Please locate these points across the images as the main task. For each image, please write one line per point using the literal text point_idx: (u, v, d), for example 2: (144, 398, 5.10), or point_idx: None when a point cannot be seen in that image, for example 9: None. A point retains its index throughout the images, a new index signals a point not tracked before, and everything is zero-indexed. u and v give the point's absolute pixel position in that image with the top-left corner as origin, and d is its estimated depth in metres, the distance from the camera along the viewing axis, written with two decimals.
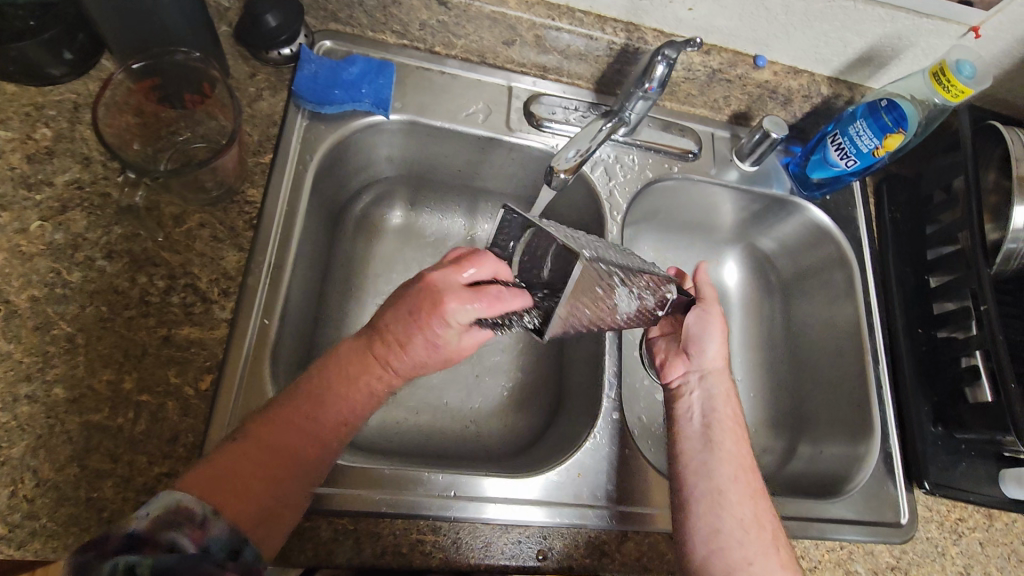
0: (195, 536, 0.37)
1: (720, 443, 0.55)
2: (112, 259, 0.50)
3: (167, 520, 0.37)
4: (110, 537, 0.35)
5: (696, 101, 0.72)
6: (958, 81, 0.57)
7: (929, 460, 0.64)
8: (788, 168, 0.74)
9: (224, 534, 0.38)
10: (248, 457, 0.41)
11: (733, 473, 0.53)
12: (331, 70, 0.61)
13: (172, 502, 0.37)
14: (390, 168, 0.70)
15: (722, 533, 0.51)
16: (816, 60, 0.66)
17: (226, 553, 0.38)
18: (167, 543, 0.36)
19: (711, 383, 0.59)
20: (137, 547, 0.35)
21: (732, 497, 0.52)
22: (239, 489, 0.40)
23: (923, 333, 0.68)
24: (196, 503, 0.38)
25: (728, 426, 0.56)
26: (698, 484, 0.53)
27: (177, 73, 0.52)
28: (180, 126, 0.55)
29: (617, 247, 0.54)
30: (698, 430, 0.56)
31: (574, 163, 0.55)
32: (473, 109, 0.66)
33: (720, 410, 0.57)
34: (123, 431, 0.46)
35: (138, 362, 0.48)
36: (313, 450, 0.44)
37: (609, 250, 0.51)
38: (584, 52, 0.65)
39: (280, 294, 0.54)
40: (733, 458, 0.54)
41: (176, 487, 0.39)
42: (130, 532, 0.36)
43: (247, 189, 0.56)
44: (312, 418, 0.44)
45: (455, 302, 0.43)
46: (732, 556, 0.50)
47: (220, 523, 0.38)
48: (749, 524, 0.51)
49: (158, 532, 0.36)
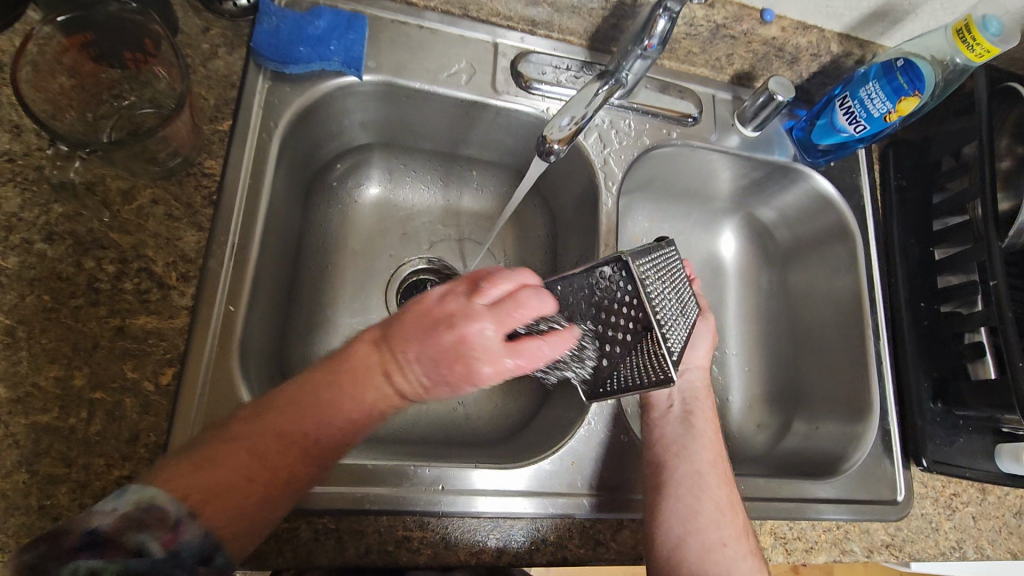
0: (166, 540, 0.34)
1: (701, 430, 0.56)
2: (53, 241, 0.45)
3: (134, 520, 0.34)
4: (77, 528, 0.33)
5: (697, 60, 0.67)
6: (983, 39, 0.52)
7: (927, 437, 0.63)
8: (792, 133, 0.70)
9: (196, 538, 0.35)
10: (225, 461, 0.36)
11: (711, 459, 0.54)
12: (295, 23, 0.54)
13: (141, 501, 0.34)
14: (366, 134, 0.64)
15: (699, 515, 0.51)
16: (827, 16, 0.61)
17: (196, 559, 0.34)
18: (134, 546, 0.33)
19: (693, 377, 0.59)
20: (97, 548, 0.33)
21: (710, 480, 0.53)
22: (208, 499, 0.35)
23: (925, 307, 0.66)
24: (168, 500, 0.34)
25: (708, 415, 0.58)
26: (680, 465, 0.53)
27: (114, 27, 0.45)
28: (124, 88, 0.48)
29: (681, 287, 0.54)
30: (677, 415, 0.57)
31: (569, 132, 0.50)
32: (455, 69, 0.60)
33: (700, 401, 0.58)
34: (76, 432, 0.42)
35: (88, 356, 0.43)
36: (299, 467, 0.38)
37: (678, 310, 0.52)
38: (577, 5, 0.59)
39: (247, 277, 0.49)
40: (711, 446, 0.55)
41: (148, 483, 0.35)
42: (92, 531, 0.33)
43: (205, 160, 0.50)
44: (301, 428, 0.38)
45: (491, 368, 0.38)
46: (707, 538, 0.50)
47: (194, 526, 0.35)
48: (724, 508, 0.51)
49: (124, 532, 0.33)
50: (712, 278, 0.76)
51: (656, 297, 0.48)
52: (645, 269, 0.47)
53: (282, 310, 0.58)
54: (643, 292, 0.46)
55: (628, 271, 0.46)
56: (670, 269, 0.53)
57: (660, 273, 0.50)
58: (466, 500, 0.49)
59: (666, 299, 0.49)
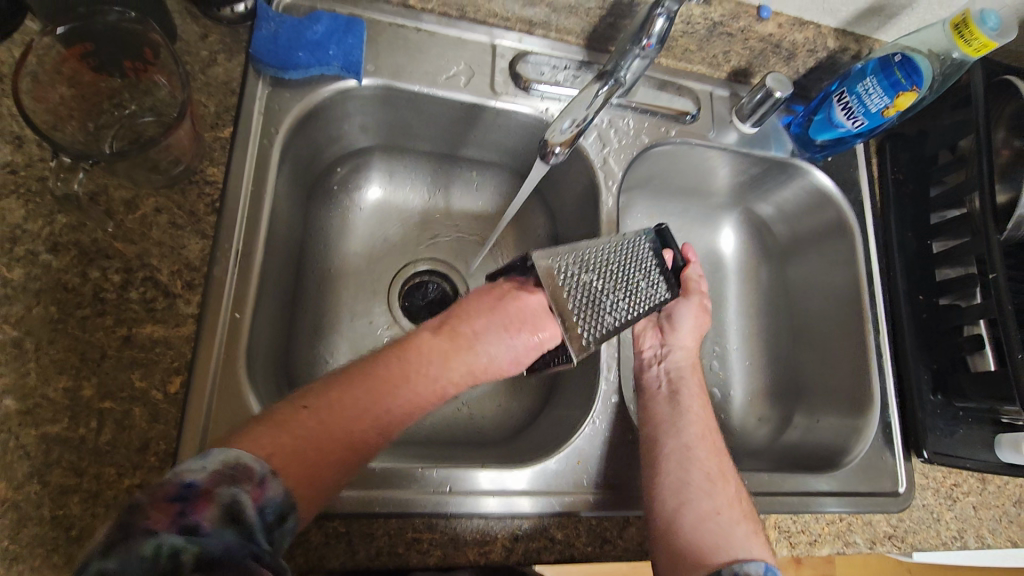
0: (254, 495, 0.35)
1: (688, 406, 0.57)
2: (58, 252, 0.45)
3: (226, 476, 0.34)
4: (164, 487, 0.33)
5: (695, 58, 0.67)
6: (981, 34, 0.53)
7: (927, 429, 0.63)
8: (789, 129, 0.70)
9: (279, 496, 0.36)
10: (311, 420, 0.39)
11: (699, 433, 0.55)
12: (293, 28, 0.53)
13: (228, 461, 0.35)
14: (366, 138, 0.64)
15: (690, 485, 0.51)
16: (824, 11, 0.61)
17: (275, 517, 0.36)
18: (225, 500, 0.34)
19: (679, 357, 0.61)
20: (189, 501, 0.33)
21: (699, 454, 0.53)
22: (292, 457, 0.38)
23: (923, 300, 0.67)
24: (254, 461, 0.36)
25: (695, 391, 0.58)
26: (668, 441, 0.54)
27: (111, 36, 0.45)
28: (124, 97, 0.48)
29: (642, 277, 0.55)
30: (665, 395, 0.58)
31: (569, 135, 0.50)
32: (454, 70, 0.60)
33: (687, 378, 0.59)
34: (87, 442, 0.42)
35: (97, 366, 0.44)
36: (364, 434, 0.40)
37: (624, 297, 0.54)
38: (574, 5, 0.59)
39: (252, 284, 0.49)
40: (699, 421, 0.56)
41: (231, 445, 0.36)
42: (187, 484, 0.33)
43: (207, 168, 0.50)
44: (368, 404, 0.41)
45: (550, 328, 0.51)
46: (701, 506, 0.50)
47: (277, 483, 0.36)
48: (714, 477, 0.52)
49: (218, 485, 0.34)
50: (712, 274, 0.77)
51: (574, 290, 0.52)
52: (558, 267, 0.52)
53: (287, 315, 0.58)
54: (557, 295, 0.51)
55: (535, 271, 0.52)
56: (619, 262, 0.55)
57: (590, 266, 0.54)
58: (472, 501, 0.50)
59: (593, 290, 0.53)
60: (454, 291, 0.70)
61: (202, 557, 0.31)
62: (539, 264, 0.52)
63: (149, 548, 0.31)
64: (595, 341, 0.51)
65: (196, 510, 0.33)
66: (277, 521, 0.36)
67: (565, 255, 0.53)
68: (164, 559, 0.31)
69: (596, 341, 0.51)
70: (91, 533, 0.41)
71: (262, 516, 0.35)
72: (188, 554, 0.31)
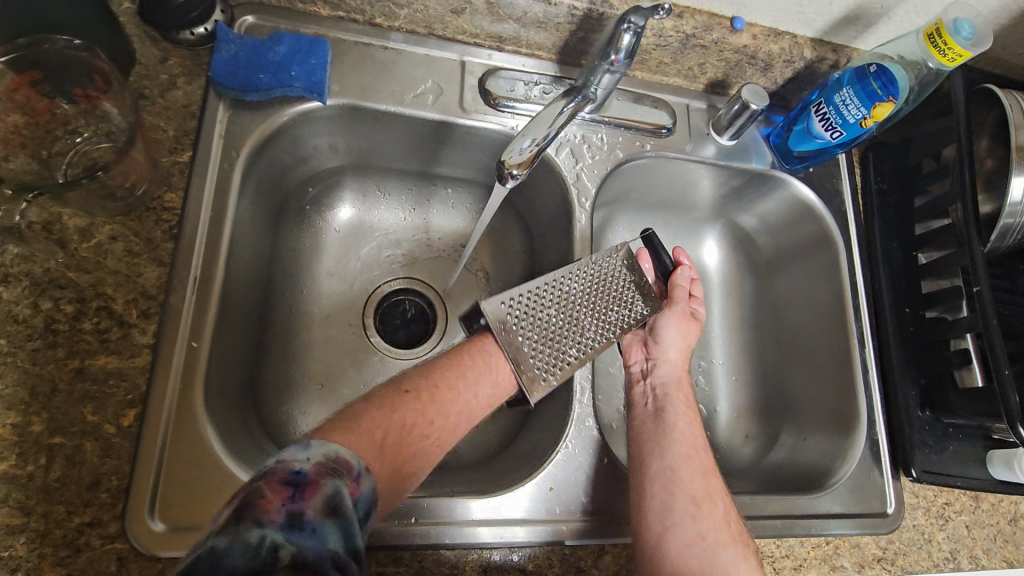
0: (352, 488, 0.35)
1: (673, 424, 0.54)
2: (9, 284, 0.44)
3: (329, 468, 0.34)
4: (277, 471, 0.33)
5: (670, 70, 0.66)
6: (955, 43, 0.52)
7: (916, 447, 0.61)
8: (769, 140, 0.69)
9: (370, 495, 0.37)
10: (409, 407, 0.43)
11: (685, 453, 0.52)
12: (254, 50, 0.53)
13: (329, 454, 0.36)
14: (336, 158, 0.63)
15: (675, 511, 0.48)
16: (799, 21, 0.60)
17: (366, 514, 0.36)
18: (330, 492, 0.33)
19: (664, 372, 0.58)
20: (299, 488, 0.32)
21: (684, 475, 0.50)
22: (383, 452, 0.40)
23: (909, 313, 0.65)
24: (351, 456, 0.37)
25: (682, 408, 0.55)
26: (652, 463, 0.51)
27: (62, 62, 0.44)
28: (78, 123, 0.47)
29: (600, 304, 0.56)
30: (650, 413, 0.55)
31: (528, 155, 0.48)
32: (422, 88, 0.59)
33: (673, 396, 0.56)
34: (35, 479, 0.41)
35: (47, 400, 0.42)
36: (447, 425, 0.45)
37: (578, 331, 0.54)
38: (542, 20, 0.58)
39: (211, 312, 0.48)
40: (686, 440, 0.53)
41: (329, 439, 0.37)
42: (297, 471, 0.33)
43: (165, 193, 0.49)
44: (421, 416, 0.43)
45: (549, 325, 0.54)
46: (686, 532, 0.48)
47: (369, 480, 0.37)
48: (701, 501, 0.49)
49: (323, 476, 0.34)
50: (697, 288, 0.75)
51: (526, 330, 0.53)
52: (509, 310, 0.53)
53: (254, 341, 0.57)
54: (508, 337, 0.52)
55: (484, 317, 0.53)
56: (572, 294, 0.55)
57: (541, 305, 0.54)
58: (467, 531, 0.49)
59: (547, 329, 0.54)
60: (430, 308, 0.69)
61: (299, 560, 0.30)
62: (488, 309, 0.53)
63: (254, 536, 0.30)
64: (551, 377, 0.52)
65: (304, 498, 0.32)
66: (366, 518, 0.35)
67: (520, 295, 0.54)
68: (264, 552, 0.29)
69: (552, 376, 0.52)
70: None
71: (357, 508, 0.35)
72: (286, 551, 0.30)
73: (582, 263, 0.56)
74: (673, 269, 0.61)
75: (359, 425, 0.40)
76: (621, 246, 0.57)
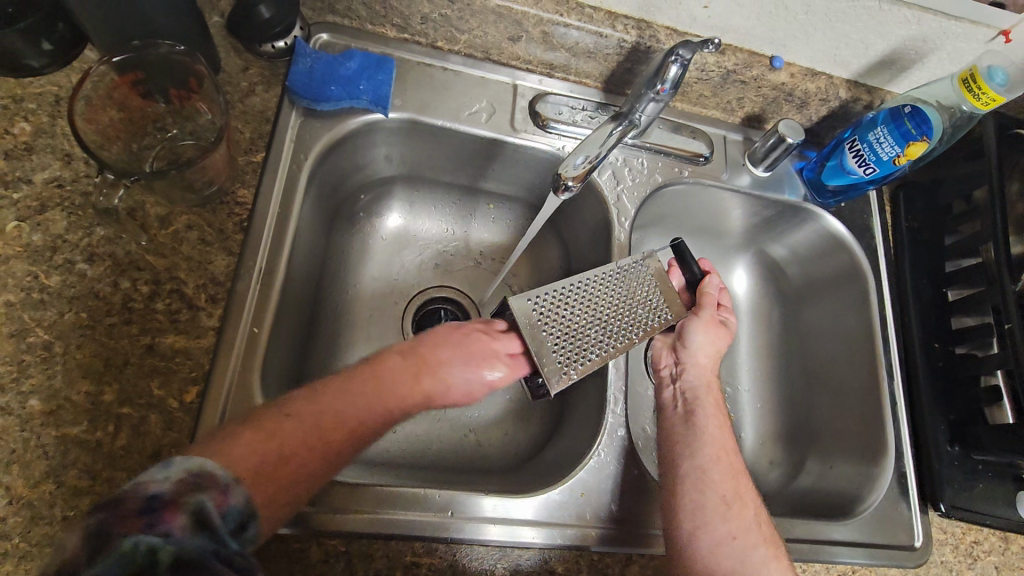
0: (218, 500, 0.36)
1: (704, 425, 0.54)
2: (93, 262, 0.47)
3: (191, 484, 0.35)
4: (128, 498, 0.33)
5: (709, 103, 0.69)
6: (989, 88, 0.55)
7: (945, 481, 0.62)
8: (802, 174, 0.72)
9: (242, 504, 0.37)
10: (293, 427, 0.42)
11: (716, 454, 0.53)
12: (328, 65, 0.57)
13: (193, 470, 0.36)
14: (389, 168, 0.67)
15: (706, 510, 0.49)
16: (835, 63, 0.64)
17: (237, 525, 0.36)
18: (193, 506, 0.34)
19: (693, 375, 0.58)
20: (157, 510, 0.32)
21: (715, 476, 0.51)
22: (264, 470, 0.39)
23: (940, 348, 0.66)
24: (219, 470, 0.37)
25: (711, 412, 0.55)
26: (683, 463, 0.52)
27: (163, 67, 0.49)
28: (167, 121, 0.52)
29: (625, 308, 0.59)
30: (680, 415, 0.56)
31: (582, 170, 0.51)
32: (476, 107, 0.63)
33: (703, 400, 0.57)
34: (103, 446, 0.44)
35: (119, 372, 0.45)
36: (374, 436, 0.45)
37: (601, 331, 0.57)
38: (592, 50, 0.62)
39: (271, 302, 0.51)
40: (717, 441, 0.53)
41: (194, 455, 0.37)
42: (152, 495, 0.33)
43: (238, 189, 0.53)
44: (317, 427, 0.43)
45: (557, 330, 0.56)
46: (717, 531, 0.49)
47: (240, 492, 0.37)
48: (731, 501, 0.50)
49: (183, 493, 0.34)
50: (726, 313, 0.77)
51: (550, 327, 0.56)
52: (535, 306, 0.56)
53: (304, 332, 0.60)
54: (532, 330, 0.55)
55: (513, 311, 0.55)
56: (596, 296, 0.58)
57: (566, 304, 0.57)
58: (475, 527, 0.50)
59: (571, 326, 0.56)
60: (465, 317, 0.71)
61: (177, 558, 0.31)
62: (517, 304, 0.55)
63: (126, 547, 0.30)
64: (574, 372, 0.54)
65: (166, 519, 0.32)
66: (237, 529, 0.36)
67: (545, 294, 0.57)
68: (140, 558, 0.30)
69: (575, 372, 0.54)
70: None
71: (225, 522, 0.35)
72: (164, 553, 0.31)
73: (610, 270, 0.60)
74: (702, 278, 0.63)
75: (236, 445, 0.40)
76: (649, 257, 0.61)
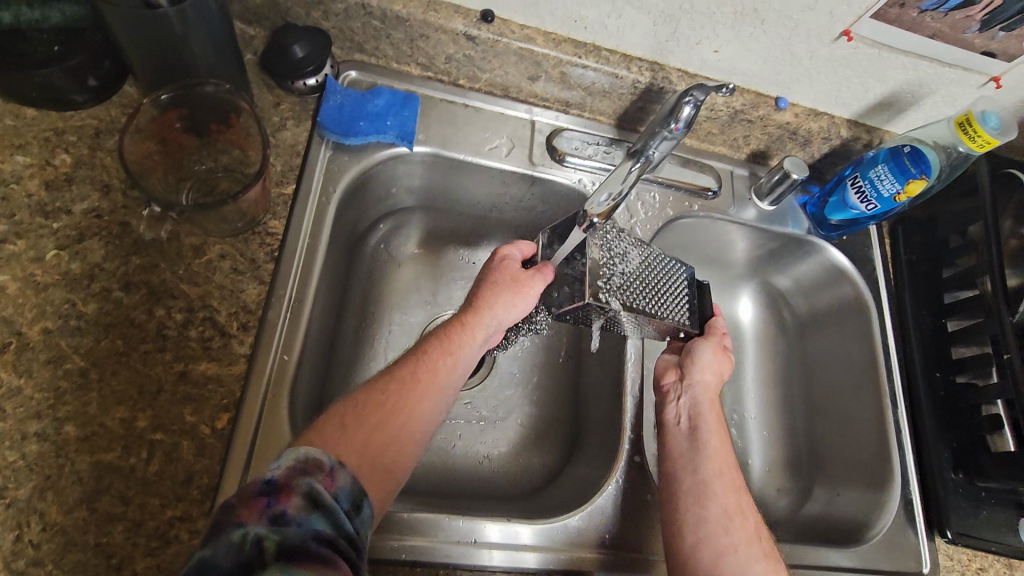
0: (326, 483, 0.36)
1: (708, 443, 0.56)
2: (129, 290, 0.49)
3: (299, 470, 0.36)
4: (247, 487, 0.34)
5: (716, 140, 0.72)
6: (984, 131, 0.58)
7: (950, 509, 0.63)
8: (806, 209, 0.75)
9: (349, 484, 0.38)
10: (388, 398, 0.44)
11: (718, 469, 0.54)
12: (357, 101, 0.60)
13: (297, 459, 0.37)
14: (410, 198, 0.69)
15: (708, 522, 0.51)
16: (836, 104, 0.67)
17: (351, 503, 0.37)
18: (304, 490, 0.34)
19: (698, 392, 0.59)
20: (273, 493, 0.34)
21: (717, 489, 0.53)
22: (365, 446, 0.41)
23: (940, 377, 0.68)
24: (321, 455, 0.38)
25: (714, 427, 0.57)
26: (686, 478, 0.54)
27: (205, 103, 0.51)
28: (201, 154, 0.54)
29: (666, 291, 0.60)
30: (685, 432, 0.57)
31: (607, 208, 0.52)
32: (496, 142, 0.65)
33: (706, 413, 0.58)
34: (135, 471, 0.44)
35: (153, 399, 0.46)
36: (446, 400, 0.48)
37: (643, 287, 0.58)
38: (607, 90, 0.65)
39: (301, 328, 0.52)
40: (719, 456, 0.55)
41: (295, 448, 0.38)
42: (267, 480, 0.34)
43: (269, 221, 0.55)
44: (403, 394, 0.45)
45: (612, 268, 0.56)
46: (718, 542, 0.50)
47: (344, 474, 0.38)
48: (733, 513, 0.52)
49: (293, 479, 0.35)
50: (733, 340, 0.79)
51: (605, 255, 0.56)
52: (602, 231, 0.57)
53: (326, 359, 0.61)
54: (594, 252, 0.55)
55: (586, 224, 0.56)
56: (650, 265, 0.60)
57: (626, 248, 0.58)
58: (479, 554, 0.50)
59: (621, 265, 0.57)
60: None
61: (281, 547, 0.31)
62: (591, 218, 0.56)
63: (236, 535, 0.31)
64: (611, 301, 0.54)
65: (281, 501, 0.33)
66: (352, 509, 0.37)
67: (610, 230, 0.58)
68: (248, 546, 0.31)
69: (612, 301, 0.54)
70: (129, 563, 0.42)
71: (337, 502, 0.36)
72: (269, 540, 0.31)
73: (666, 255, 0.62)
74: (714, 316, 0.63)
75: (338, 426, 0.42)
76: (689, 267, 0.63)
